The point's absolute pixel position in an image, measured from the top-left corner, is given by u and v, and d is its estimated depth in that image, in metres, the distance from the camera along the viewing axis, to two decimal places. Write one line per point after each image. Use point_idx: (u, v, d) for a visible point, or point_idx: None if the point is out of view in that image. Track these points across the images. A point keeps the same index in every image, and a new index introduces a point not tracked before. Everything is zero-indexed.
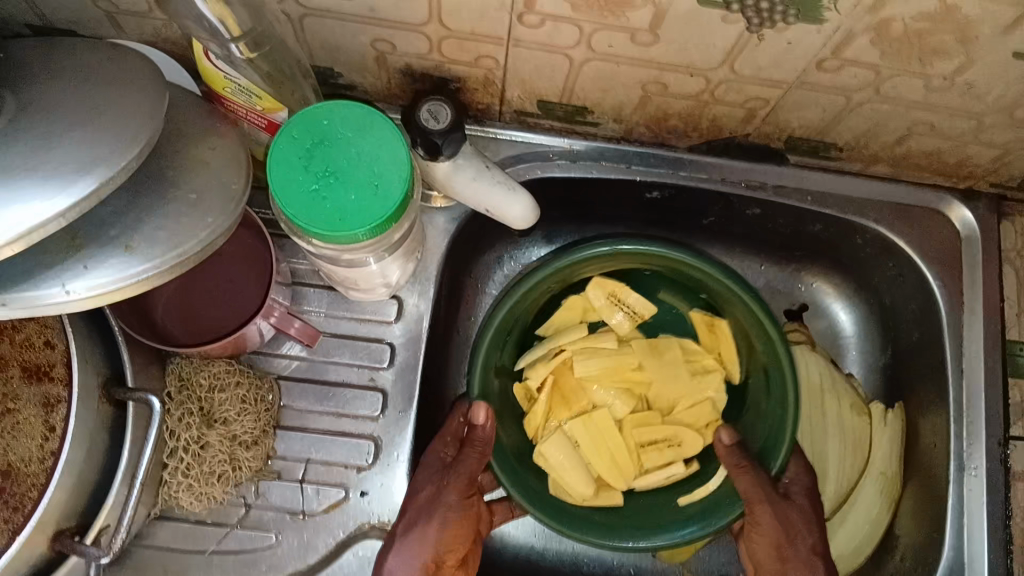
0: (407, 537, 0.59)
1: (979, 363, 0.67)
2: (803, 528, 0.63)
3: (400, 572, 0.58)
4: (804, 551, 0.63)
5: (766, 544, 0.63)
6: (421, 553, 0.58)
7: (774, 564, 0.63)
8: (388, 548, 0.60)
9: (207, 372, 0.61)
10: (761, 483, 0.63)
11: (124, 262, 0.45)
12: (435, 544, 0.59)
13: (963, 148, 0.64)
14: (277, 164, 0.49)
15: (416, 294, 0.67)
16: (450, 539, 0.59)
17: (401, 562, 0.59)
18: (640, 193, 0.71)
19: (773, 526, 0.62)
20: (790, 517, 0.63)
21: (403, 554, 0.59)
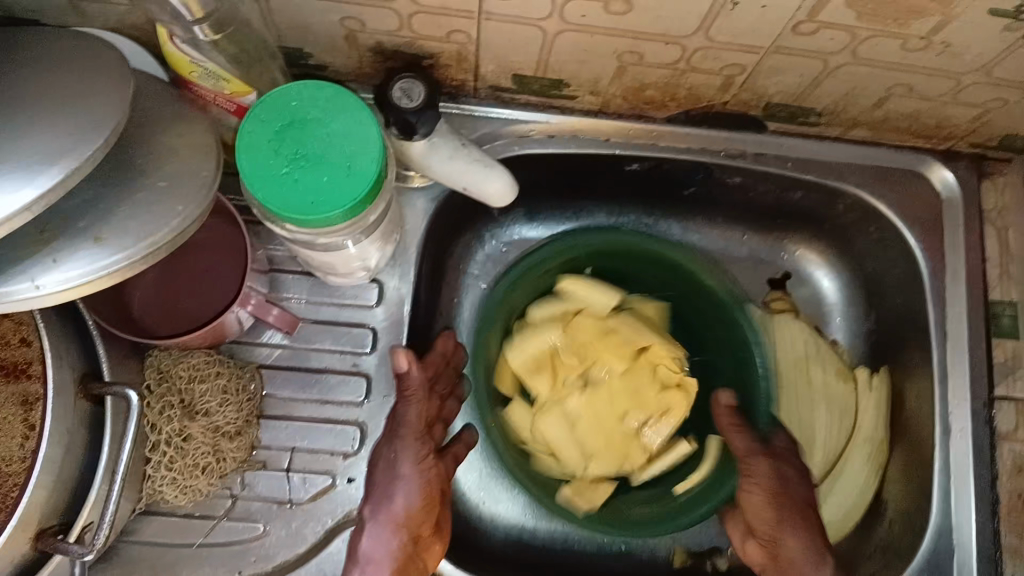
0: (379, 513, 0.58)
1: (963, 324, 0.67)
2: (798, 483, 0.63)
3: (377, 556, 0.57)
4: (801, 502, 0.62)
5: (761, 499, 0.61)
6: (395, 532, 0.57)
7: (771, 515, 0.61)
8: (361, 530, 0.58)
9: (186, 363, 0.59)
10: (753, 442, 0.63)
11: (94, 255, 0.43)
12: (405, 520, 0.57)
13: (942, 109, 0.63)
14: (247, 148, 0.48)
15: (396, 277, 0.66)
16: (419, 512, 0.58)
17: (376, 543, 0.57)
18: (620, 166, 0.70)
19: (769, 478, 0.61)
20: (785, 471, 0.62)
21: (376, 535, 0.57)
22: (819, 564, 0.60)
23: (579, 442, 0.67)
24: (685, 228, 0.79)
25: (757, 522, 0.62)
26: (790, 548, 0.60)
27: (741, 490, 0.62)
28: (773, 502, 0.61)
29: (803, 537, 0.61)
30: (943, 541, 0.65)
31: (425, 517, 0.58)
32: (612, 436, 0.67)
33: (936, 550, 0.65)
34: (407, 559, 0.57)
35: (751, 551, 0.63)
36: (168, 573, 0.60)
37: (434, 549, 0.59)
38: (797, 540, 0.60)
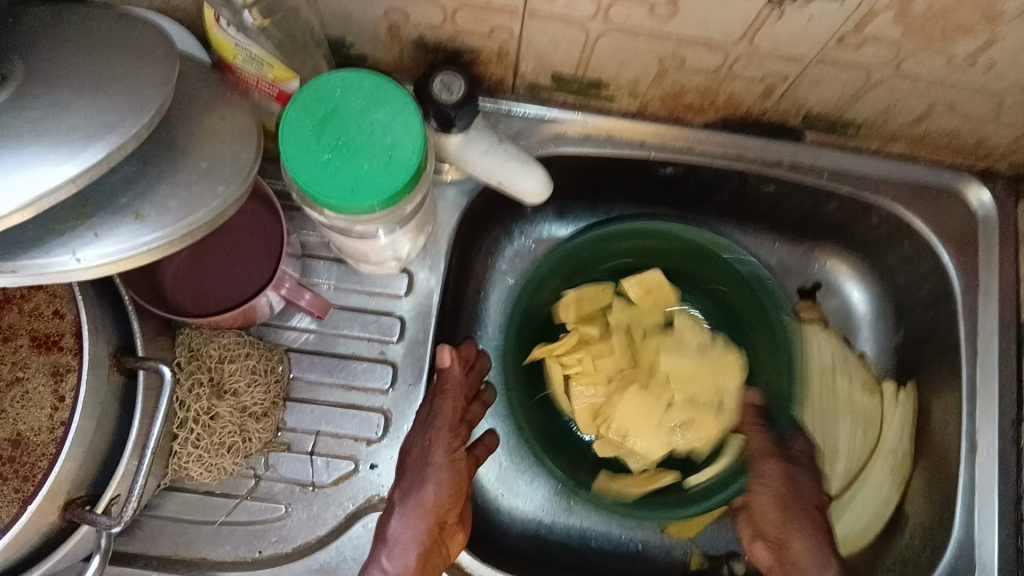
0: (406, 499, 0.58)
1: (995, 345, 0.66)
2: (808, 488, 0.63)
3: (404, 540, 0.56)
4: (811, 507, 0.62)
5: (769, 500, 0.61)
6: (423, 517, 0.57)
7: (777, 518, 0.61)
8: (389, 514, 0.58)
9: (218, 342, 0.61)
10: (768, 445, 0.64)
11: (134, 231, 0.44)
12: (434, 507, 0.57)
13: (984, 127, 0.63)
14: (289, 135, 0.49)
15: (426, 268, 0.67)
16: (447, 499, 0.58)
17: (403, 527, 0.57)
18: (654, 169, 0.70)
19: (778, 479, 0.62)
20: (796, 477, 0.63)
21: (406, 520, 0.57)
22: (824, 566, 0.59)
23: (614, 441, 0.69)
24: (716, 234, 0.79)
25: (764, 525, 0.61)
26: (795, 550, 0.59)
27: (751, 489, 0.63)
28: (779, 505, 0.61)
29: (808, 541, 0.60)
30: (963, 561, 0.64)
31: (451, 504, 0.58)
32: (639, 434, 0.68)
33: (955, 569, 0.64)
34: (433, 544, 0.57)
35: (757, 553, 0.61)
36: (190, 547, 0.61)
37: (457, 538, 0.59)
38: (804, 539, 0.60)
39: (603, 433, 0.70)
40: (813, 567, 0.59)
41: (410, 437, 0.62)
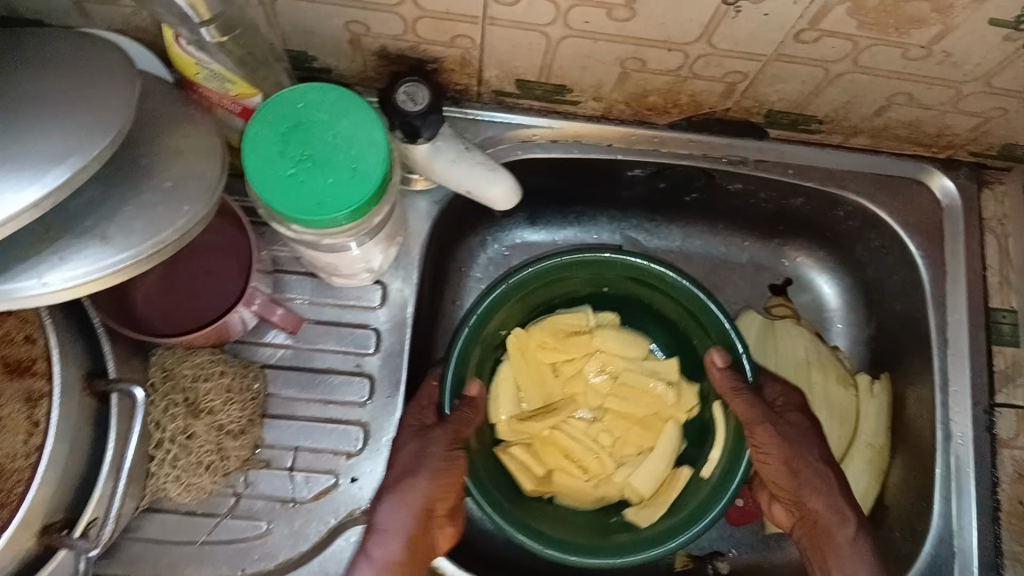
0: (399, 489, 0.58)
1: (964, 330, 0.67)
2: (805, 446, 0.63)
3: (391, 528, 0.57)
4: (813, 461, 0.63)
5: (776, 467, 0.62)
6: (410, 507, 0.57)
7: (790, 482, 0.62)
8: (378, 502, 0.58)
9: (192, 362, 0.60)
10: (752, 408, 0.63)
11: (100, 253, 0.44)
12: (424, 498, 0.58)
13: (942, 117, 0.64)
14: (253, 150, 0.49)
15: (399, 279, 0.67)
16: (439, 493, 0.58)
17: (390, 515, 0.57)
18: (622, 171, 0.71)
19: (777, 445, 0.62)
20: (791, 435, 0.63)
21: (393, 509, 0.57)
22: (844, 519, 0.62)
23: (610, 471, 0.68)
24: (686, 233, 0.79)
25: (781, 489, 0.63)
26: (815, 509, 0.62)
27: (756, 457, 0.64)
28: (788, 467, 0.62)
29: (824, 498, 0.62)
30: (944, 546, 0.65)
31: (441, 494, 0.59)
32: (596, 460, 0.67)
33: (936, 553, 0.65)
34: (420, 533, 0.57)
35: (778, 515, 0.65)
36: (171, 569, 0.61)
37: (447, 532, 0.60)
38: (819, 497, 0.62)
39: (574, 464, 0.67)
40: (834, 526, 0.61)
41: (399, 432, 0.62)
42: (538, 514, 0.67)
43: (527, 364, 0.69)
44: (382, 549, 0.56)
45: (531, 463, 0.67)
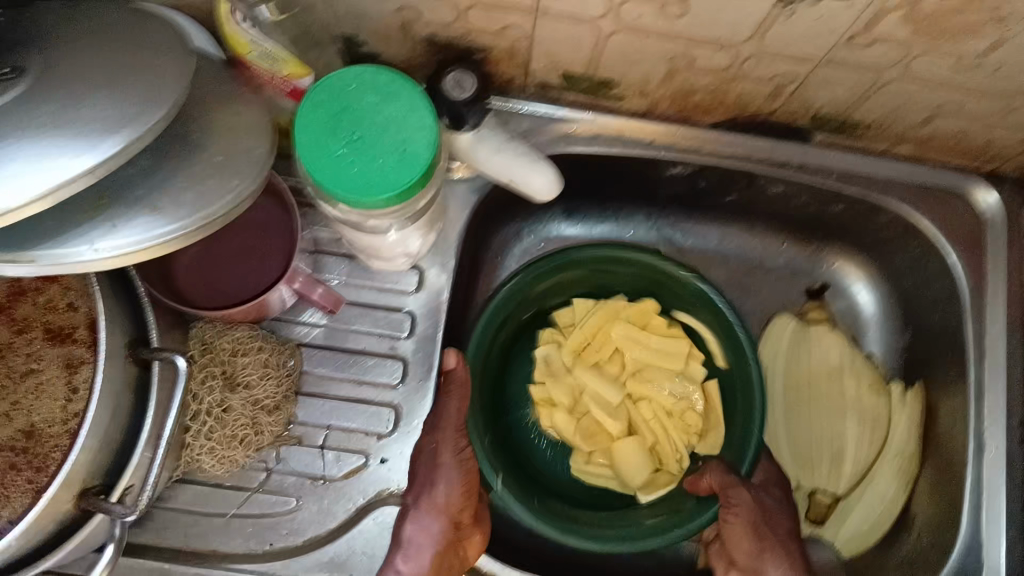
0: (423, 499, 0.59)
1: (1001, 344, 0.67)
2: (778, 516, 0.65)
3: (421, 542, 0.58)
4: (780, 534, 0.63)
5: (743, 528, 0.62)
6: (438, 517, 0.58)
7: (752, 545, 0.62)
8: (404, 517, 0.59)
9: (230, 336, 0.61)
10: (728, 475, 0.64)
11: (150, 222, 0.45)
12: (447, 508, 0.59)
13: (990, 129, 0.63)
14: (304, 130, 0.49)
15: (436, 266, 0.67)
16: (460, 499, 0.59)
17: (421, 528, 0.58)
18: (662, 169, 0.71)
19: (749, 507, 0.63)
20: (763, 502, 0.64)
21: (421, 522, 0.59)
22: None
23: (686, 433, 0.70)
24: (722, 235, 0.79)
25: (737, 554, 0.63)
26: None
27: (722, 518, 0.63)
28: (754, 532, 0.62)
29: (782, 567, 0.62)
30: (972, 557, 0.64)
31: (462, 505, 0.59)
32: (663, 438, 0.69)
33: (964, 565, 0.64)
34: (450, 544, 0.58)
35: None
36: (201, 542, 0.62)
37: (476, 539, 0.60)
38: (777, 573, 0.62)
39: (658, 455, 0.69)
40: None
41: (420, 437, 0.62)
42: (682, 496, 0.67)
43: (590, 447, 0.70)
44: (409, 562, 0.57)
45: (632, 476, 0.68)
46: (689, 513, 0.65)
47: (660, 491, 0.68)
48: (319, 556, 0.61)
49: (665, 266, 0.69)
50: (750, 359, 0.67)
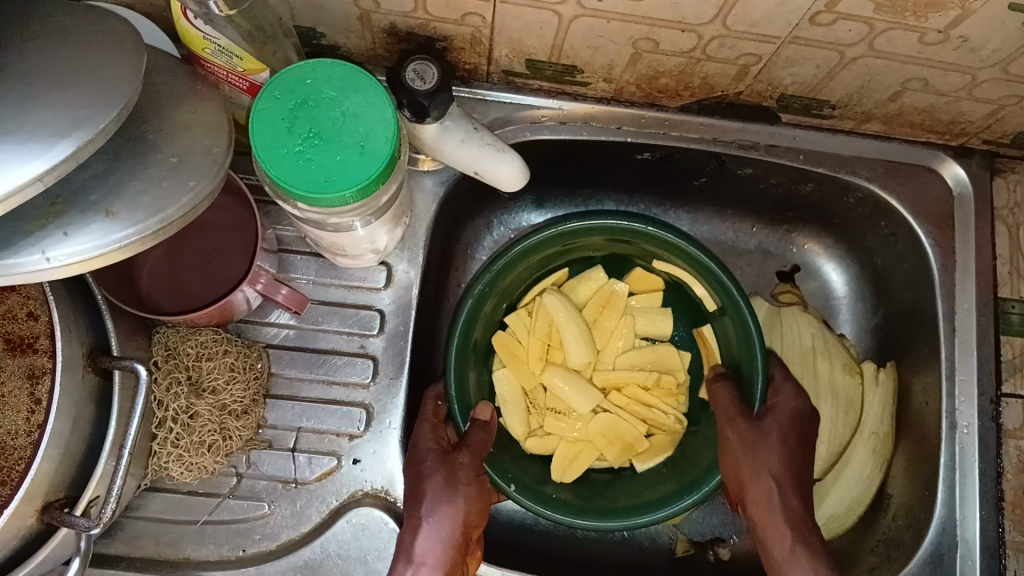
0: (438, 506, 0.58)
1: (973, 319, 0.67)
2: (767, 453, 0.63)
3: (431, 553, 0.56)
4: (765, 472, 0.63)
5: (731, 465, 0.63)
6: (453, 531, 0.57)
7: (737, 484, 0.63)
8: (409, 531, 0.57)
9: (194, 340, 0.58)
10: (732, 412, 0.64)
11: (105, 228, 0.45)
12: (463, 523, 0.58)
13: (956, 104, 0.63)
14: (260, 126, 0.48)
15: (405, 261, 0.65)
16: (477, 515, 0.59)
17: (429, 541, 0.57)
18: (631, 154, 0.70)
19: (736, 446, 0.63)
20: (752, 437, 0.64)
21: (431, 534, 0.57)
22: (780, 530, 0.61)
23: (676, 391, 0.71)
24: (694, 219, 0.79)
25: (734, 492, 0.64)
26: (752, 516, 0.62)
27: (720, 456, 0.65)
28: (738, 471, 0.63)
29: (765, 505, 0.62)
30: (945, 540, 0.64)
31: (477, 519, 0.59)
32: (653, 405, 0.70)
33: (938, 545, 0.64)
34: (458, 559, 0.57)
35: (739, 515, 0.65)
36: (171, 550, 0.60)
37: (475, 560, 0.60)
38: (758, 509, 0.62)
39: (646, 420, 0.70)
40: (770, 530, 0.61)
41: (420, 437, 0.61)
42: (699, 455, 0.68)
43: (568, 457, 0.68)
44: None
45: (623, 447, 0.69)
46: (704, 471, 0.66)
47: (661, 455, 0.69)
48: (292, 560, 0.60)
49: (649, 229, 0.65)
50: (737, 301, 0.64)
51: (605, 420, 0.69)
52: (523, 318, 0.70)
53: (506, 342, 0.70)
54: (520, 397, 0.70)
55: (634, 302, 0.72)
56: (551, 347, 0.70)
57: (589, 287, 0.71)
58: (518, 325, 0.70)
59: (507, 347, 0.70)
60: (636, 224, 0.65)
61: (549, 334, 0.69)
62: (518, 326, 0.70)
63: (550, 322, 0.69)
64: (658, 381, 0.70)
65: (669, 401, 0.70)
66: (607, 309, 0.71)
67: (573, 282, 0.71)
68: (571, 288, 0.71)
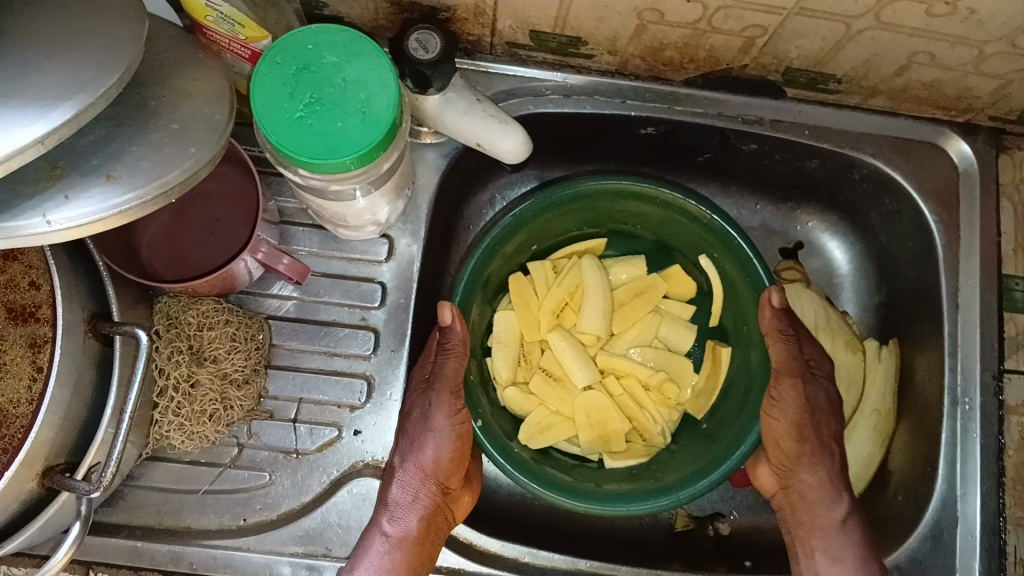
0: (409, 456, 0.58)
1: (977, 296, 0.66)
2: (826, 416, 0.65)
3: (405, 501, 0.58)
4: (824, 436, 0.65)
5: (786, 429, 0.64)
6: (425, 481, 0.58)
7: (794, 446, 0.64)
8: (389, 478, 0.59)
9: (196, 310, 0.58)
10: (789, 363, 0.64)
11: (106, 193, 0.45)
12: (437, 473, 0.58)
13: (963, 79, 0.62)
14: (262, 90, 0.48)
15: (407, 234, 0.65)
16: (448, 463, 0.58)
17: (404, 489, 0.58)
18: (635, 129, 0.70)
19: (795, 408, 0.63)
20: (814, 401, 0.64)
21: (404, 483, 0.58)
22: (834, 494, 0.64)
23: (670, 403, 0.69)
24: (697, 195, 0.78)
25: (776, 453, 0.65)
26: (806, 483, 0.64)
27: (766, 412, 0.65)
28: (796, 433, 0.64)
29: (820, 474, 0.64)
30: (948, 513, 0.64)
31: (453, 466, 0.59)
32: (645, 407, 0.68)
33: (939, 520, 0.64)
34: (436, 507, 0.58)
35: (762, 478, 0.68)
36: (173, 519, 0.60)
37: (463, 500, 0.61)
38: (813, 473, 0.64)
39: (634, 420, 0.69)
40: (821, 494, 0.64)
41: (416, 393, 0.59)
42: (675, 466, 0.67)
43: (540, 424, 0.68)
44: (397, 525, 0.57)
45: (607, 444, 0.68)
46: (680, 480, 0.63)
47: (633, 461, 0.67)
48: (294, 529, 0.59)
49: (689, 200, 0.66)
50: (753, 264, 0.65)
51: (592, 404, 0.67)
52: (539, 268, 0.70)
53: (521, 286, 0.69)
54: (516, 343, 0.69)
55: (664, 306, 0.72)
56: (566, 309, 0.69)
57: (627, 271, 0.71)
58: (535, 280, 0.70)
59: (518, 294, 0.69)
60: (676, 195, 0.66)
61: (570, 295, 0.69)
62: (538, 276, 0.69)
63: (574, 278, 0.69)
64: (654, 381, 0.68)
65: (661, 411, 0.69)
66: (636, 298, 0.70)
67: (612, 261, 0.71)
68: (610, 264, 0.71)
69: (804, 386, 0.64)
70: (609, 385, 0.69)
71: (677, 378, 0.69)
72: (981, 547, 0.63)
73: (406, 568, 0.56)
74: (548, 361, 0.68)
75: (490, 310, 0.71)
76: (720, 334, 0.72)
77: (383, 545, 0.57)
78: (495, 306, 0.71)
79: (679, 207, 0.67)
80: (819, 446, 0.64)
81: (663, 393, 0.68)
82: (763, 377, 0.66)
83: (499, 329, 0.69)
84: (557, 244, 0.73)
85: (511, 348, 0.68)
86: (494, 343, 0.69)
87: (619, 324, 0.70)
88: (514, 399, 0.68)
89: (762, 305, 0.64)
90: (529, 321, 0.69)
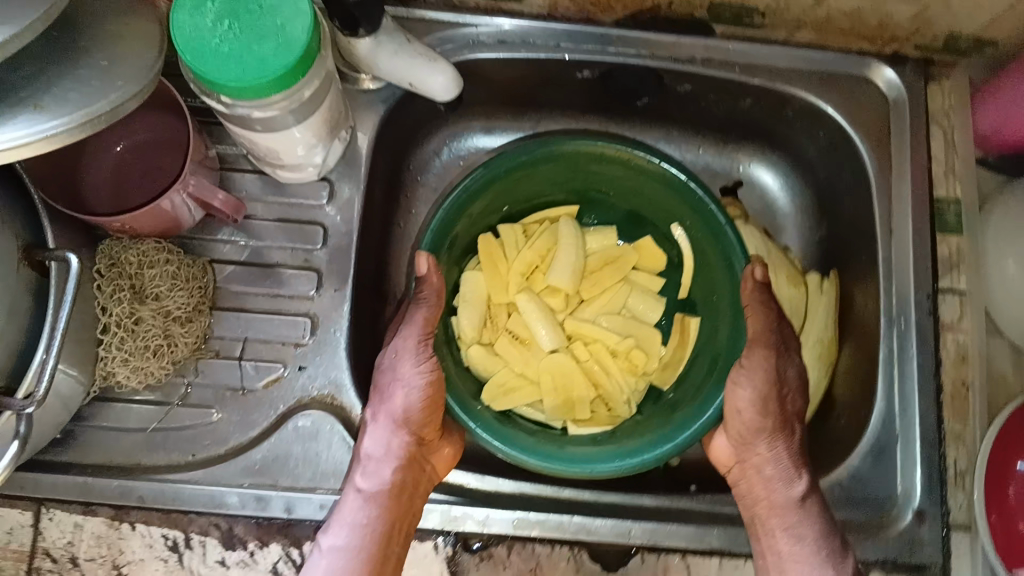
0: (381, 410, 0.59)
1: (909, 219, 0.68)
2: (792, 393, 0.64)
3: (380, 455, 0.59)
4: (787, 412, 0.64)
5: (751, 395, 0.62)
6: (399, 432, 0.59)
7: (756, 417, 0.62)
8: (362, 435, 0.60)
9: (136, 249, 0.60)
10: (763, 332, 0.64)
11: (33, 120, 0.44)
12: (411, 424, 0.59)
13: (883, 5, 0.64)
14: (181, 18, 0.49)
15: (348, 180, 0.67)
16: (420, 415, 0.59)
17: (378, 442, 0.59)
18: (572, 74, 0.72)
19: (763, 373, 0.62)
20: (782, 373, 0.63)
21: (377, 436, 0.59)
22: (788, 474, 0.61)
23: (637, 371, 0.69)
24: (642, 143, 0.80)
25: (737, 424, 0.64)
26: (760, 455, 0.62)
27: (733, 383, 0.63)
28: (760, 401, 0.62)
29: (777, 449, 0.62)
30: (887, 428, 0.65)
31: (426, 418, 0.59)
32: (611, 373, 0.68)
33: (880, 437, 0.65)
34: (411, 460, 0.59)
35: (720, 453, 0.67)
36: (124, 457, 0.61)
37: (443, 455, 0.63)
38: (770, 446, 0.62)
39: (602, 389, 0.68)
40: (776, 468, 0.62)
41: (383, 353, 0.61)
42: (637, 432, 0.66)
43: (504, 385, 0.67)
44: (373, 479, 0.58)
45: (573, 412, 0.67)
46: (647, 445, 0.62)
47: (598, 429, 0.67)
48: (240, 462, 0.60)
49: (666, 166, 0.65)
50: (728, 234, 0.65)
51: (556, 367, 0.66)
52: (510, 229, 0.70)
53: (489, 245, 0.69)
54: (484, 303, 0.68)
55: (635, 276, 0.72)
56: (537, 271, 0.69)
57: (600, 241, 0.71)
58: (503, 241, 0.69)
59: (487, 255, 0.68)
60: (652, 159, 0.65)
61: (541, 257, 0.69)
62: (508, 238, 0.69)
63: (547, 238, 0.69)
64: (622, 347, 0.68)
65: (627, 378, 0.68)
66: (608, 266, 0.70)
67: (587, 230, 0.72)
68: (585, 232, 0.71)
69: (776, 359, 0.63)
70: (576, 351, 0.68)
71: (646, 348, 0.69)
72: (923, 461, 0.64)
73: (381, 521, 0.57)
74: (515, 325, 0.68)
75: (458, 271, 0.70)
76: (688, 306, 0.73)
77: (357, 499, 0.57)
78: (462, 266, 0.71)
79: (657, 174, 0.67)
80: (782, 421, 0.63)
81: (631, 361, 0.68)
82: (732, 353, 0.66)
83: (465, 288, 0.68)
84: (529, 209, 0.73)
85: (474, 311, 0.67)
86: (460, 303, 0.68)
87: (589, 290, 0.70)
88: (478, 357, 0.67)
89: (744, 280, 0.65)
90: (496, 283, 0.68)
